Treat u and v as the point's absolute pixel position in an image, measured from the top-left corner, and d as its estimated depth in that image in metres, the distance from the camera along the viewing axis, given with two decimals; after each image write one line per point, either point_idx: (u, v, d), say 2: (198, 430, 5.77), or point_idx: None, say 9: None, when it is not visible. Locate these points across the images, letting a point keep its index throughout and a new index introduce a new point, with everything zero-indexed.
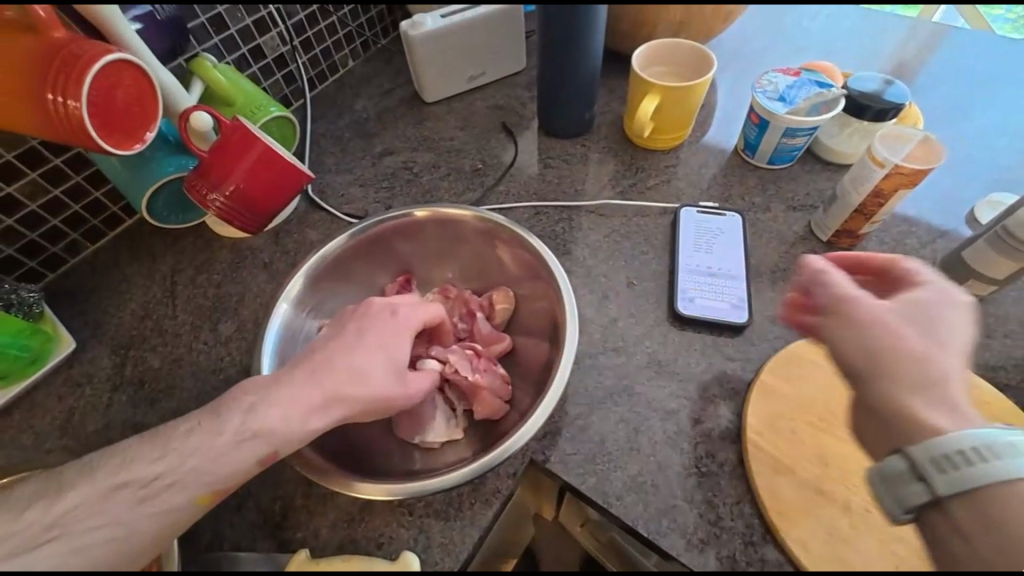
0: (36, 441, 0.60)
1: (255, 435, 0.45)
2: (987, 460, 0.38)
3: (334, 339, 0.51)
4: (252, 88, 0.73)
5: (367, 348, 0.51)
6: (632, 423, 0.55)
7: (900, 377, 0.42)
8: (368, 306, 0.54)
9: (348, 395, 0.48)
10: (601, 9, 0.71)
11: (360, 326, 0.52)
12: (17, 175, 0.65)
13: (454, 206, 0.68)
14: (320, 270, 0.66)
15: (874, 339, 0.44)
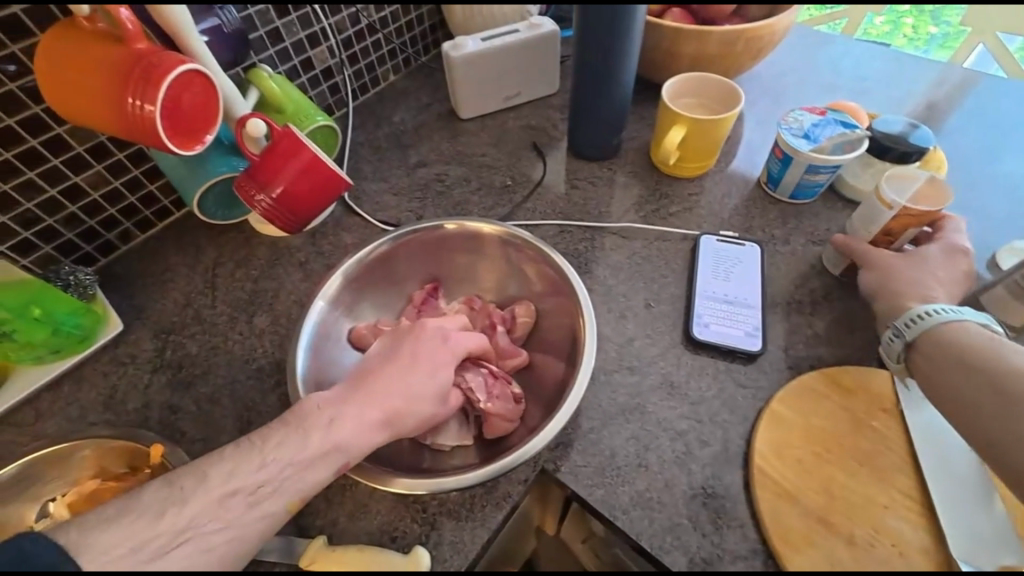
0: (82, 413, 0.65)
1: (334, 449, 0.48)
2: (942, 313, 0.55)
3: (387, 360, 0.53)
4: (301, 98, 0.78)
5: (421, 373, 0.53)
6: (642, 440, 0.57)
7: (898, 285, 0.61)
8: (423, 330, 0.56)
9: (396, 416, 0.51)
10: (635, 42, 0.75)
11: (416, 352, 0.54)
12: (84, 166, 0.71)
13: (482, 220, 0.71)
14: (352, 272, 0.69)
15: (891, 266, 0.62)
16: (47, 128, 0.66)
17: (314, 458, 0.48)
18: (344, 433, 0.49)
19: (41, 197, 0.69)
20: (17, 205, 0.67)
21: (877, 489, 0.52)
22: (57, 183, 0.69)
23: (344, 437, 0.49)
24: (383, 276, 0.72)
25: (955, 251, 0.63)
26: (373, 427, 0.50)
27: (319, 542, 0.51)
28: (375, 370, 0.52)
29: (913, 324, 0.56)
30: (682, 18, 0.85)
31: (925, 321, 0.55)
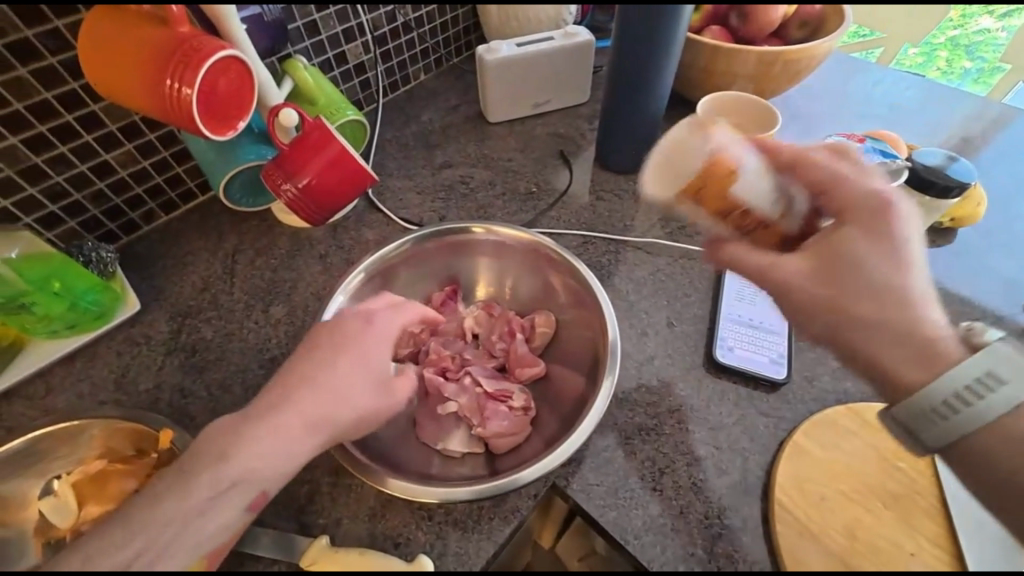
0: (93, 390, 0.64)
1: (243, 480, 0.46)
2: (981, 398, 0.46)
3: (312, 351, 0.52)
4: (334, 91, 0.78)
5: (345, 367, 0.51)
6: (658, 463, 0.55)
7: (868, 342, 0.48)
8: (342, 316, 0.54)
9: (324, 418, 0.49)
10: (673, 56, 0.74)
11: (336, 343, 0.52)
12: (115, 145, 0.71)
13: (512, 227, 0.70)
14: (374, 271, 0.69)
15: (866, 311, 0.48)
16: (83, 105, 0.66)
17: (212, 500, 0.44)
18: (264, 455, 0.47)
19: (70, 172, 0.69)
20: (46, 178, 0.68)
21: (902, 535, 0.50)
22: (87, 158, 0.70)
23: (269, 452, 0.47)
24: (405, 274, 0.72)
25: (875, 234, 0.49)
26: (297, 437, 0.48)
27: (322, 544, 0.50)
28: (304, 361, 0.51)
29: (929, 411, 0.47)
30: (721, 35, 0.84)
31: (963, 415, 0.46)
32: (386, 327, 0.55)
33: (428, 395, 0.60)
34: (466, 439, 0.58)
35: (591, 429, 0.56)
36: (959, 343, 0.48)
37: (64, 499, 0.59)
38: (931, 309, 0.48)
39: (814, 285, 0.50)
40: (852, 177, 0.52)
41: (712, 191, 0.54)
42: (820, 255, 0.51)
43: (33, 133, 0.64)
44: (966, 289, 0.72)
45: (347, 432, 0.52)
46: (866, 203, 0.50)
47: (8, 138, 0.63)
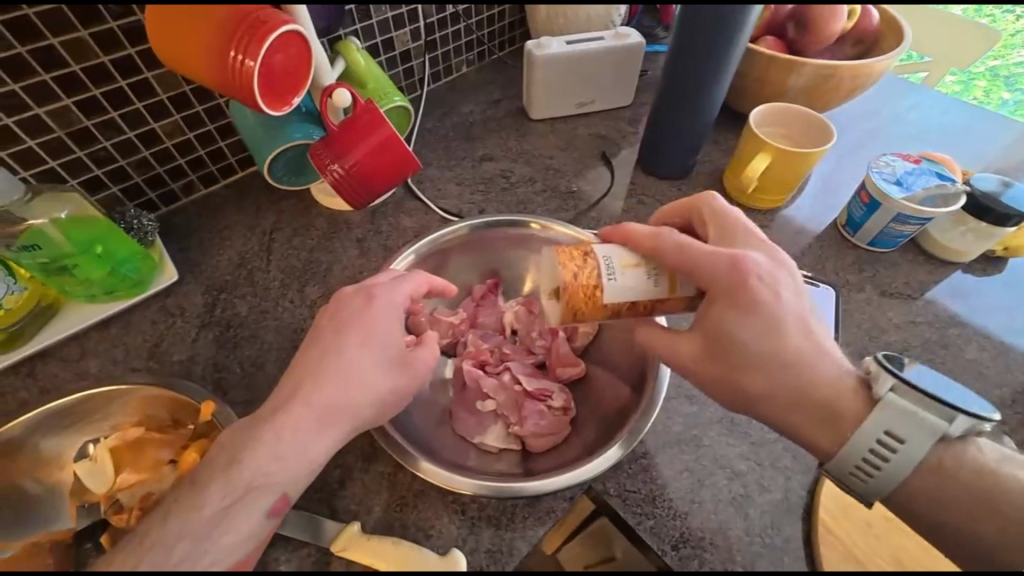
0: (127, 358, 0.64)
1: (255, 487, 0.45)
2: (896, 447, 0.46)
3: (317, 341, 0.51)
4: (384, 78, 0.77)
5: (350, 351, 0.50)
6: (697, 475, 0.54)
7: (773, 413, 0.51)
8: (339, 299, 0.54)
9: (348, 396, 0.49)
10: (732, 63, 0.72)
11: (337, 327, 0.51)
12: (163, 114, 0.71)
13: (570, 227, 0.69)
14: (423, 255, 0.68)
15: (770, 391, 0.50)
16: (137, 71, 0.66)
17: (225, 510, 0.44)
18: (278, 456, 0.46)
19: (118, 138, 0.69)
20: (95, 142, 0.68)
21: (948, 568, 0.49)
22: (136, 126, 0.70)
23: (286, 452, 0.46)
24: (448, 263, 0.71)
25: (746, 308, 0.49)
26: (312, 432, 0.47)
27: (353, 530, 0.50)
28: (321, 342, 0.51)
29: (851, 476, 0.48)
30: (776, 46, 0.82)
31: (880, 476, 0.46)
32: (388, 303, 0.53)
33: (465, 387, 0.59)
34: (502, 434, 0.57)
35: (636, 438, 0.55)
36: (857, 394, 0.49)
37: (102, 463, 0.59)
38: (820, 360, 0.49)
39: (706, 365, 0.51)
40: (696, 255, 0.50)
41: (590, 307, 0.50)
42: (706, 336, 0.50)
43: (86, 96, 0.64)
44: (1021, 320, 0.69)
45: (372, 420, 0.51)
46: (724, 279, 0.49)
47: (62, 100, 0.63)
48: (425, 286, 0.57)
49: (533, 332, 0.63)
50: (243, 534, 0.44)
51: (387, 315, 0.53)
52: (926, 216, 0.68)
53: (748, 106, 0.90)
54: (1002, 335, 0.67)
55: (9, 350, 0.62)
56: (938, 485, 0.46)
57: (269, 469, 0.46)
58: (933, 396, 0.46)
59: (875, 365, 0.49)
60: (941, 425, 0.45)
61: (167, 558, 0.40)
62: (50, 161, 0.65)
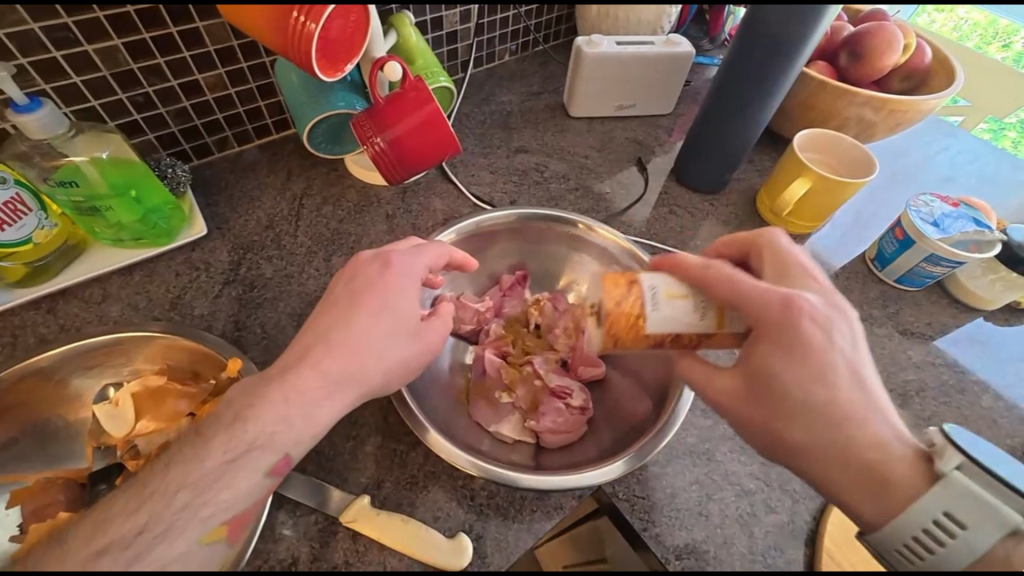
0: (148, 306, 0.63)
1: (258, 446, 0.44)
2: (952, 532, 0.42)
3: (336, 306, 0.50)
4: (433, 57, 0.77)
5: (366, 318, 0.49)
6: (706, 488, 0.54)
7: (821, 474, 0.47)
8: (356, 260, 0.52)
9: (371, 368, 0.48)
10: (786, 84, 0.71)
11: (354, 291, 0.50)
12: (208, 67, 0.70)
13: (614, 231, 0.68)
14: (464, 234, 0.68)
15: (818, 447, 0.46)
16: (189, 20, 0.65)
17: (228, 465, 0.43)
18: (286, 418, 0.45)
19: (161, 84, 0.68)
20: (137, 86, 0.67)
21: None
22: (180, 75, 0.69)
23: (293, 415, 0.45)
24: (489, 247, 0.70)
25: (794, 352, 0.47)
26: (319, 398, 0.46)
27: (363, 503, 0.50)
28: (341, 308, 0.49)
29: (895, 552, 0.45)
30: (827, 72, 0.82)
31: (933, 558, 0.43)
32: (406, 271, 0.52)
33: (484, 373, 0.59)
34: (518, 424, 0.56)
35: (656, 445, 0.54)
36: (914, 468, 0.44)
37: (122, 407, 0.57)
38: (874, 416, 0.46)
39: (749, 409, 0.49)
40: (751, 290, 0.48)
41: (631, 335, 0.51)
42: (750, 376, 0.49)
43: (136, 39, 0.63)
44: None
45: (381, 387, 0.50)
46: (776, 318, 0.47)
47: (113, 40, 0.62)
48: (442, 258, 0.56)
49: (555, 326, 0.62)
50: (245, 491, 0.43)
51: (409, 286, 0.52)
52: (959, 260, 0.67)
53: (789, 129, 0.89)
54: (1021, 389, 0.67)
55: (32, 285, 0.62)
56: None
57: (282, 428, 0.45)
58: (1004, 481, 0.42)
59: (940, 439, 0.45)
60: (1008, 516, 0.41)
61: (170, 507, 0.41)
62: (92, 99, 0.65)
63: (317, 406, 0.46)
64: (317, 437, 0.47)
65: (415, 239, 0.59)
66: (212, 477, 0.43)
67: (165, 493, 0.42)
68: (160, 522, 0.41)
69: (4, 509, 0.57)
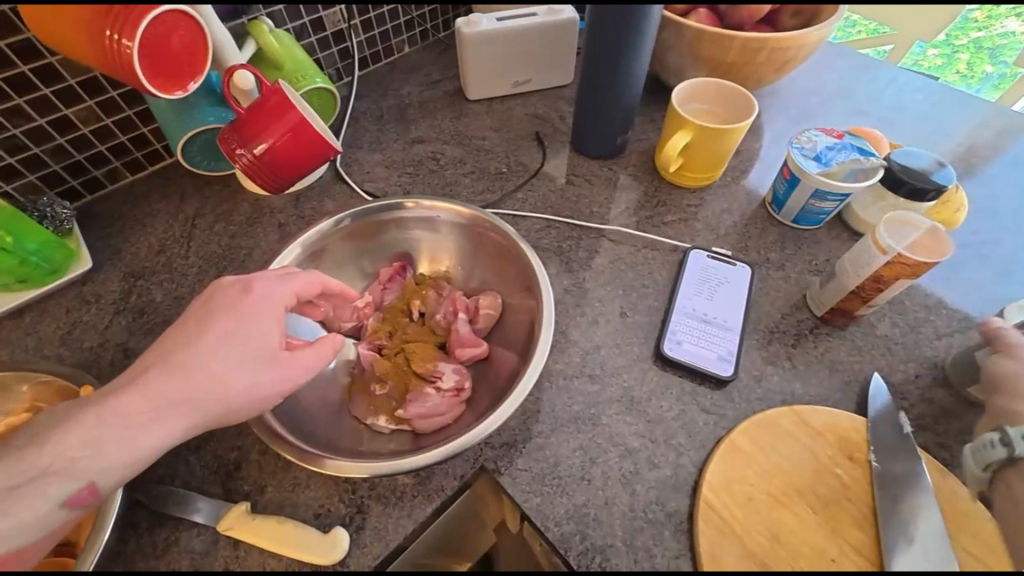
0: (38, 344, 0.64)
1: (52, 472, 0.43)
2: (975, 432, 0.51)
3: (179, 335, 0.46)
4: (304, 58, 0.76)
5: (207, 342, 0.45)
6: (589, 453, 0.54)
7: None
8: (215, 284, 0.49)
9: (202, 406, 0.45)
10: (649, 36, 0.70)
11: (200, 320, 0.46)
12: (76, 100, 0.71)
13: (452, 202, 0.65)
14: (298, 260, 0.62)
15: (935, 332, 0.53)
16: (40, 57, 0.65)
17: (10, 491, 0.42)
18: (97, 442, 0.43)
19: (28, 125, 0.69)
20: (4, 130, 0.67)
21: (827, 540, 0.49)
22: (47, 113, 0.69)
23: (105, 438, 0.43)
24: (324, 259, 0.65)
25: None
26: (146, 421, 0.44)
27: (241, 509, 0.50)
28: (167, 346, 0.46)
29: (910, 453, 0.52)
30: (708, 19, 0.80)
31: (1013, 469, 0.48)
32: (263, 302, 0.49)
33: (362, 368, 0.58)
34: (394, 414, 0.55)
35: (508, 414, 0.51)
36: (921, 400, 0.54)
37: None
38: None
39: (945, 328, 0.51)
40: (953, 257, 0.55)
41: (891, 272, 0.56)
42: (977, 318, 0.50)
43: None
44: (934, 291, 0.68)
45: (219, 419, 0.46)
46: None
47: None
48: (317, 286, 0.53)
49: (437, 312, 0.62)
50: (26, 520, 0.43)
51: (264, 309, 0.48)
52: (887, 257, 0.55)
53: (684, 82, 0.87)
54: (921, 313, 0.66)
55: None
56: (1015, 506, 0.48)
57: (82, 453, 0.43)
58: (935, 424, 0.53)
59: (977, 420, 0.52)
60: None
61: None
62: None
63: (156, 419, 0.44)
64: (134, 464, 0.44)
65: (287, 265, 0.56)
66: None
67: (20, 515, 0.42)
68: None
69: None
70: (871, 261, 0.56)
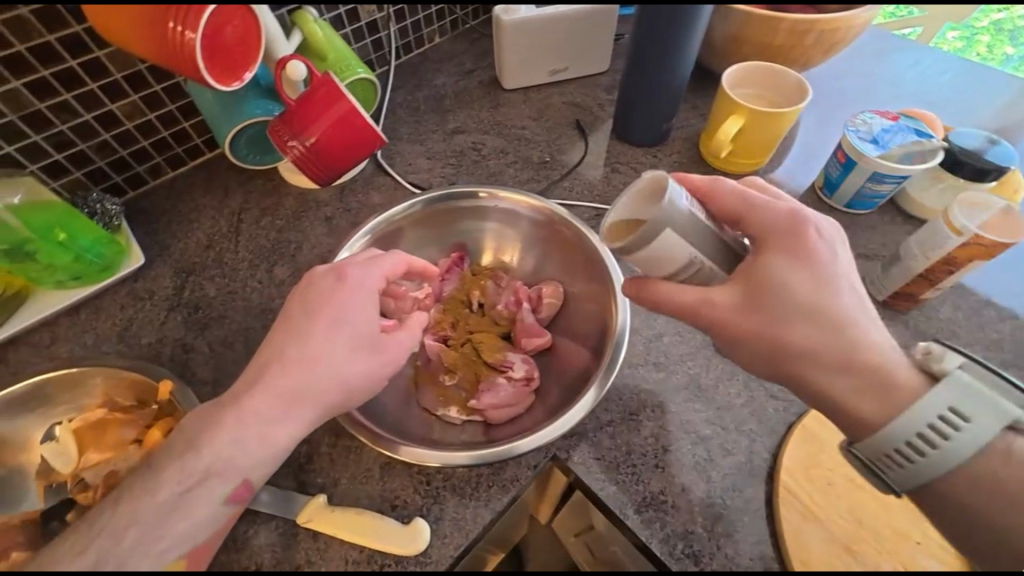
0: (96, 341, 0.64)
1: (213, 474, 0.43)
2: (944, 437, 0.43)
3: (282, 327, 0.48)
4: (345, 49, 0.75)
5: (316, 333, 0.48)
6: (661, 441, 0.54)
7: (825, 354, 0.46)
8: (310, 275, 0.51)
9: (303, 395, 0.46)
10: (699, 20, 0.69)
11: (300, 314, 0.48)
12: (121, 95, 0.70)
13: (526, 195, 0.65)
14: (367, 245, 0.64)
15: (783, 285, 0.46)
16: (87, 52, 0.64)
17: (181, 496, 0.43)
18: (239, 440, 0.44)
19: (75, 120, 0.68)
20: (50, 126, 0.66)
21: (910, 524, 0.49)
22: (93, 108, 0.68)
23: None
24: (400, 240, 0.67)
25: (800, 257, 0.46)
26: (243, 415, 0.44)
27: (319, 502, 0.50)
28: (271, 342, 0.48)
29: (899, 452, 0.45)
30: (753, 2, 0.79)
31: (923, 461, 0.44)
32: (360, 290, 0.50)
33: (429, 360, 0.59)
34: (465, 404, 0.56)
35: (574, 420, 0.53)
36: (919, 377, 0.46)
37: (65, 445, 0.58)
38: (844, 356, 0.45)
39: (745, 314, 0.46)
40: (754, 201, 0.49)
41: (966, 254, 0.56)
42: (749, 282, 0.46)
43: (35, 77, 0.63)
44: (997, 274, 0.66)
45: (339, 406, 0.49)
46: (783, 227, 0.48)
47: (10, 82, 0.61)
48: (402, 266, 0.55)
49: (498, 302, 0.62)
50: (200, 521, 0.43)
51: (357, 297, 0.50)
52: (961, 239, 0.55)
53: (726, 67, 0.86)
54: (983, 296, 0.65)
55: None
56: (998, 471, 0.44)
57: (230, 454, 0.44)
58: (998, 380, 0.44)
59: (935, 348, 0.47)
60: (1012, 412, 0.43)
61: (122, 543, 0.40)
62: (6, 146, 0.65)
63: (285, 417, 0.46)
64: (274, 458, 0.46)
65: (370, 249, 0.57)
66: (156, 499, 0.42)
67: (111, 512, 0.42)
68: (112, 557, 0.40)
69: None
70: (941, 243, 0.57)
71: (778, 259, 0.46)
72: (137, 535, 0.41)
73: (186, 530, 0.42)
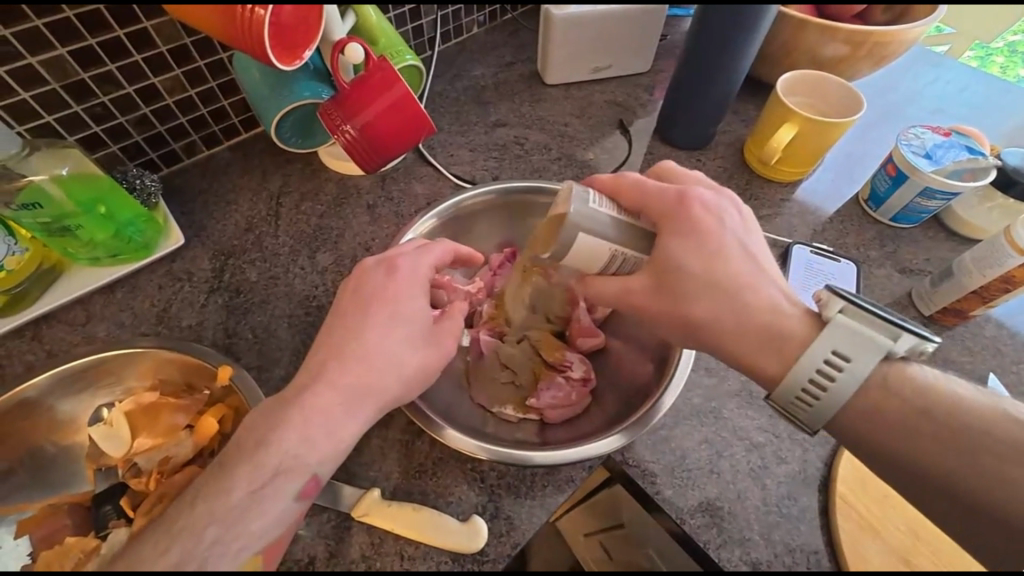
0: (133, 321, 0.62)
1: (284, 471, 0.42)
2: (833, 378, 0.45)
3: (341, 319, 0.48)
4: (395, 34, 0.73)
5: (375, 326, 0.47)
6: (715, 446, 0.54)
7: (728, 324, 0.49)
8: (361, 268, 0.50)
9: (366, 388, 0.46)
10: (761, 26, 0.68)
11: (357, 306, 0.48)
12: (164, 69, 0.67)
13: None
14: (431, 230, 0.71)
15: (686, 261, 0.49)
16: (136, 21, 0.62)
17: (255, 495, 0.42)
18: (316, 438, 0.44)
19: (117, 93, 0.65)
20: (91, 97, 0.64)
21: None
22: (135, 81, 0.66)
23: None
24: (472, 227, 0.75)
25: (689, 235, 0.50)
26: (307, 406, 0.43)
27: (373, 497, 0.49)
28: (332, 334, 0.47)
29: (797, 400, 0.47)
30: (806, 9, 0.78)
31: (819, 403, 0.46)
32: (411, 280, 0.50)
33: (482, 356, 0.59)
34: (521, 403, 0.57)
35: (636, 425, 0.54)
36: (812, 322, 0.47)
37: (116, 428, 0.57)
38: (746, 321, 0.48)
39: (653, 299, 0.50)
40: (646, 187, 0.52)
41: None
42: (654, 268, 0.50)
43: (81, 46, 0.60)
44: None
45: (396, 399, 0.48)
46: (669, 208, 0.51)
47: (55, 50, 0.59)
48: (449, 254, 0.55)
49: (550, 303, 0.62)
50: (275, 522, 0.42)
51: (410, 289, 0.50)
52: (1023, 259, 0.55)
53: (771, 74, 0.86)
54: None
55: (12, 313, 0.61)
56: (886, 409, 0.46)
57: (300, 451, 0.43)
58: (881, 315, 0.44)
59: (825, 293, 0.47)
60: (889, 344, 0.44)
61: (200, 543, 0.39)
62: (45, 115, 0.62)
63: (347, 409, 0.45)
64: (334, 449, 0.45)
65: (418, 241, 0.58)
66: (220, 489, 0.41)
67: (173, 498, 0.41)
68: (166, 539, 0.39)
69: (13, 539, 0.56)
70: (1002, 262, 0.57)
71: (668, 243, 0.50)
72: (200, 524, 0.40)
73: (247, 521, 0.41)
